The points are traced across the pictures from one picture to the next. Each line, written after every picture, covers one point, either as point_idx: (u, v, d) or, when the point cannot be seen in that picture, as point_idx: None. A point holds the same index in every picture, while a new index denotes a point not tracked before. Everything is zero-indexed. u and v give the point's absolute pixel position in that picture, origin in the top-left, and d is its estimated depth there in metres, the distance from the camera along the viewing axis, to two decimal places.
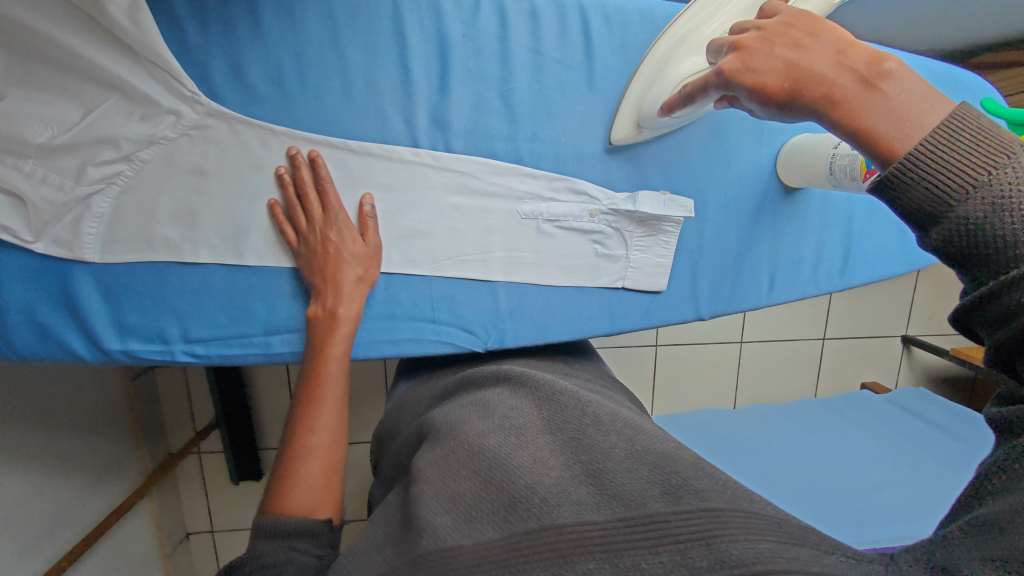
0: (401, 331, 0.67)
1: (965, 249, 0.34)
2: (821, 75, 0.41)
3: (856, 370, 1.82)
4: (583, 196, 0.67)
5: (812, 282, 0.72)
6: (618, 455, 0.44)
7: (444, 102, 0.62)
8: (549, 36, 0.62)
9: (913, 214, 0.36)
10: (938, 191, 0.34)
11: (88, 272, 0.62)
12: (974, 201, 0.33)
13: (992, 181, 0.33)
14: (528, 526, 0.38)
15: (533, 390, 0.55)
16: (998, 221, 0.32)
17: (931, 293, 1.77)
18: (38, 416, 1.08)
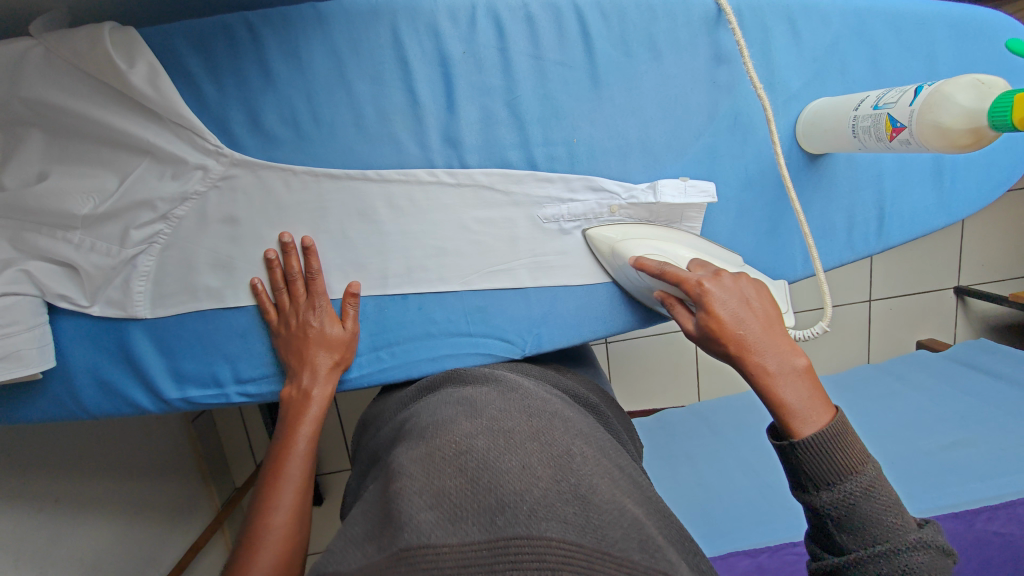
0: (440, 347, 0.70)
1: (826, 520, 0.46)
2: (761, 351, 0.49)
3: (908, 330, 1.75)
4: (600, 192, 0.66)
5: (848, 247, 0.70)
6: (606, 495, 0.47)
7: (453, 120, 0.63)
8: (548, 38, 0.62)
9: (796, 480, 0.47)
10: (816, 477, 0.45)
11: (142, 328, 0.65)
12: (845, 498, 0.44)
13: (848, 490, 0.44)
14: (511, 535, 0.42)
15: (517, 395, 0.58)
16: (854, 510, 0.44)
17: (980, 239, 1.69)
18: (106, 468, 1.14)
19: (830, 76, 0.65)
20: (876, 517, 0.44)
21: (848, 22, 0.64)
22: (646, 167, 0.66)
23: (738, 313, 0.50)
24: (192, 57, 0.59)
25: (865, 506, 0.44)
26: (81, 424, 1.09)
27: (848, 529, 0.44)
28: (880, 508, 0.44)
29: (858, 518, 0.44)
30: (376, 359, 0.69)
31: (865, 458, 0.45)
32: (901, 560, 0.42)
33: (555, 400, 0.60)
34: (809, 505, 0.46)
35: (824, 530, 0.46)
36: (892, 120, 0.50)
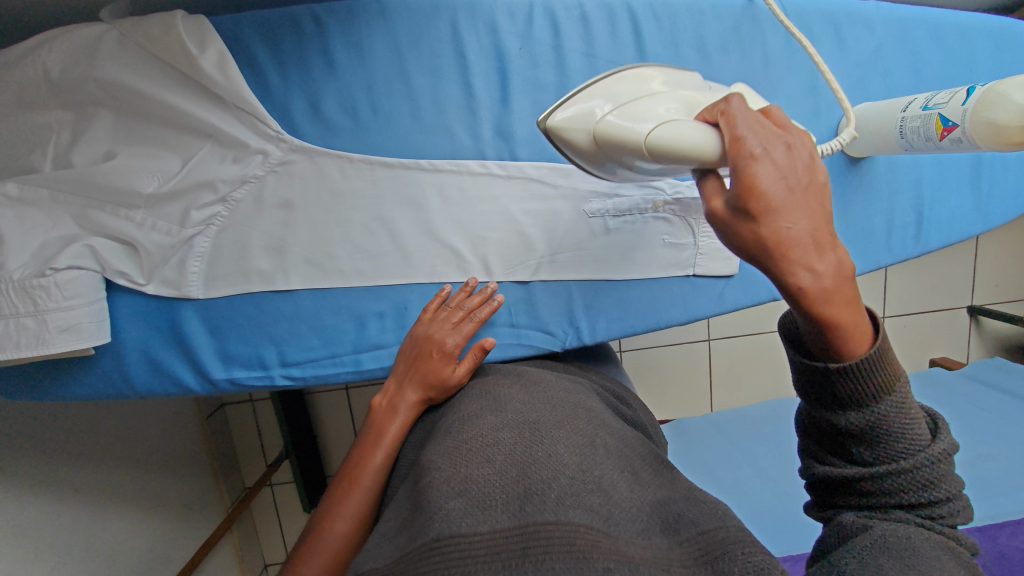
0: (481, 337, 0.70)
1: (849, 439, 0.41)
2: (810, 263, 0.37)
3: (922, 347, 1.75)
4: (645, 188, 0.68)
5: (886, 250, 0.71)
6: (625, 492, 0.47)
7: (507, 113, 0.65)
8: (601, 37, 0.64)
9: (825, 393, 0.41)
10: (850, 395, 0.39)
11: (193, 308, 0.66)
12: (882, 419, 0.39)
13: (882, 408, 0.39)
14: (538, 520, 0.41)
15: (539, 389, 0.59)
16: (886, 428, 0.39)
17: (994, 259, 1.70)
18: (127, 457, 1.14)
19: (872, 83, 0.66)
20: (902, 435, 0.39)
21: (890, 30, 0.66)
22: None
23: (783, 202, 0.37)
24: (259, 45, 0.61)
25: (894, 425, 0.39)
26: (103, 411, 1.10)
27: (871, 447, 0.40)
28: (905, 424, 0.40)
29: (884, 438, 0.40)
30: None
31: (894, 371, 0.40)
32: (922, 473, 0.39)
33: (577, 394, 0.61)
34: (832, 424, 0.41)
35: (838, 448, 0.42)
36: (944, 119, 0.52)
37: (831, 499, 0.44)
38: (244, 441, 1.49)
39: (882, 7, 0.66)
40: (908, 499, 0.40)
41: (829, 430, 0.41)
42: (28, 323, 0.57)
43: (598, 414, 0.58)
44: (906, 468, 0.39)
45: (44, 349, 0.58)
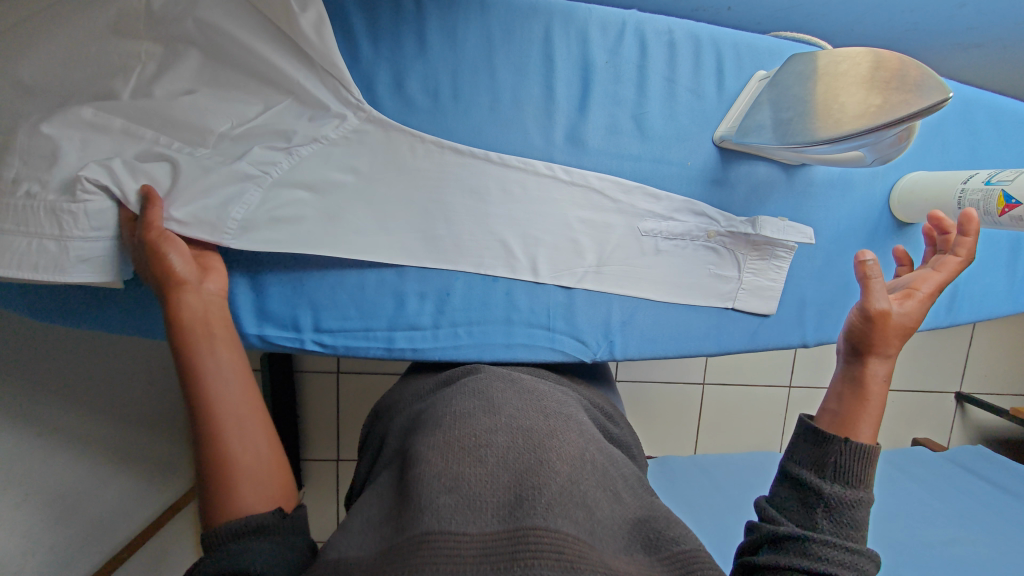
0: (516, 335, 0.70)
1: (816, 500, 0.48)
2: (880, 356, 0.55)
3: (907, 424, 1.79)
4: (700, 216, 0.70)
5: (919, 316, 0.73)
6: (607, 509, 0.48)
7: (582, 120, 0.66)
8: (685, 65, 0.66)
9: (813, 459, 0.51)
10: (829, 461, 0.50)
11: (239, 258, 0.66)
12: (849, 494, 0.48)
13: (847, 487, 0.48)
14: (525, 526, 0.41)
15: (533, 396, 0.59)
16: (846, 511, 0.47)
17: (987, 350, 1.75)
18: (125, 403, 1.10)
19: (930, 153, 0.69)
20: (851, 523, 0.47)
21: (957, 108, 0.69)
22: (748, 202, 0.70)
23: (906, 319, 0.55)
24: (357, 15, 0.62)
25: (846, 506, 0.47)
26: (116, 350, 1.07)
27: (823, 518, 0.47)
28: (856, 528, 0.47)
29: (837, 511, 0.47)
30: (453, 334, 0.70)
31: (870, 485, 0.49)
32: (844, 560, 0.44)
33: (567, 406, 0.61)
34: (811, 479, 0.49)
35: (800, 513, 0.48)
36: (1007, 196, 0.55)
37: (749, 562, 0.48)
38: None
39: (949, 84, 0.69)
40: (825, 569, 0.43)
41: (805, 484, 0.49)
42: (47, 246, 0.54)
43: (588, 427, 0.58)
44: (842, 555, 0.44)
45: (61, 276, 0.55)
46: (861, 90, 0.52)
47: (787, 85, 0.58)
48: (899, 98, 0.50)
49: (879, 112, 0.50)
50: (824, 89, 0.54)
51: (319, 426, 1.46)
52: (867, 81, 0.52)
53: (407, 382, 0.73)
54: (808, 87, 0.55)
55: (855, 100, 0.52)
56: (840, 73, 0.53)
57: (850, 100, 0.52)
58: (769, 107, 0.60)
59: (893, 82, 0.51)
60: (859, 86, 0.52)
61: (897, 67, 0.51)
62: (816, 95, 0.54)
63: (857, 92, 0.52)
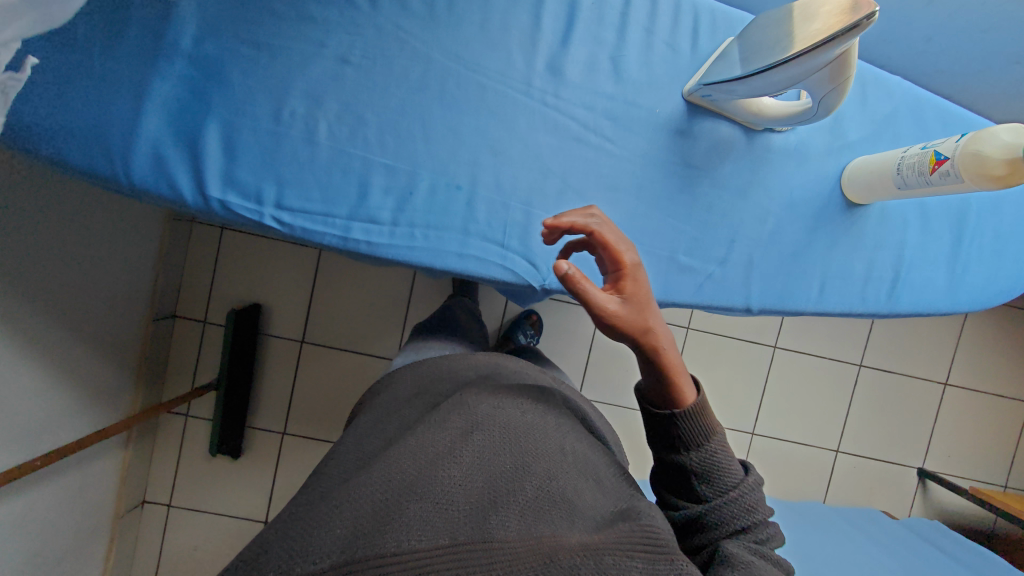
0: (470, 247, 0.72)
1: (687, 475, 0.52)
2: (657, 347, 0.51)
3: (866, 490, 1.75)
4: (661, 162, 0.73)
5: (860, 297, 0.76)
6: (590, 499, 0.51)
7: (563, 52, 0.71)
8: (664, 19, 0.71)
9: (664, 438, 0.53)
10: (681, 438, 0.52)
11: (219, 123, 0.68)
12: (706, 456, 0.51)
13: (701, 450, 0.51)
14: (488, 538, 0.43)
15: (509, 391, 0.62)
16: (710, 466, 0.51)
17: (948, 425, 1.76)
18: (90, 318, 1.05)
19: (880, 140, 0.74)
20: (718, 464, 0.52)
21: (908, 105, 0.75)
22: (708, 155, 0.73)
23: (643, 319, 0.50)
24: None
25: (708, 460, 0.51)
26: (102, 257, 1.05)
27: (697, 480, 0.52)
28: (725, 464, 0.52)
29: (702, 468, 0.51)
30: (410, 234, 0.72)
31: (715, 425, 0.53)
32: (733, 502, 0.51)
33: (547, 397, 0.64)
34: (679, 463, 0.52)
35: (682, 490, 0.53)
36: (938, 154, 0.59)
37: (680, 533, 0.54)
38: (178, 358, 1.37)
39: (904, 84, 0.75)
40: (728, 527, 0.50)
41: (674, 470, 0.53)
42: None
43: (565, 419, 0.62)
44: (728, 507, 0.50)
45: None
46: (805, 22, 0.57)
47: (750, 33, 0.64)
48: (834, 24, 0.54)
49: (814, 37, 0.55)
50: (777, 28, 0.60)
51: (270, 386, 1.40)
52: (813, 15, 0.57)
53: (400, 373, 0.77)
54: (767, 28, 0.61)
55: (797, 31, 0.57)
56: (792, 12, 0.59)
57: (793, 32, 0.57)
58: (735, 51, 0.65)
59: (833, 12, 0.55)
60: (804, 19, 0.57)
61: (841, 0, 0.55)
62: (770, 33, 0.60)
63: (801, 24, 0.57)
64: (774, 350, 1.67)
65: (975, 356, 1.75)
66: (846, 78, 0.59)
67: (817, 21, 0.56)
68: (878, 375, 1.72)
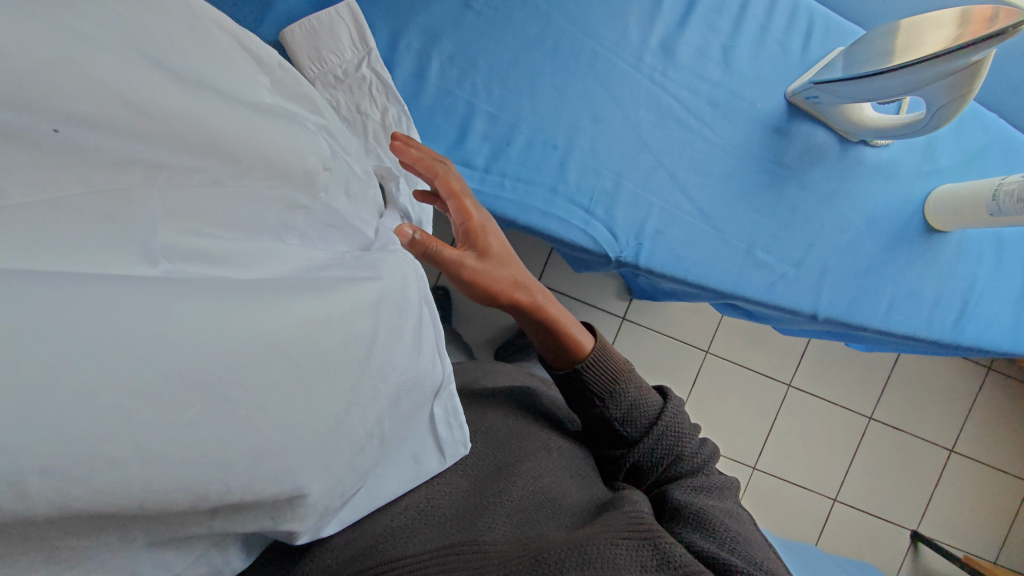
0: (555, 207, 0.72)
1: (617, 424, 0.55)
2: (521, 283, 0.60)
3: (859, 548, 1.69)
4: (754, 156, 0.74)
5: (927, 321, 0.76)
6: (572, 501, 0.50)
7: (678, 34, 0.72)
8: (779, 19, 0.73)
9: (581, 387, 0.56)
10: (595, 384, 0.55)
11: None
12: (626, 398, 0.55)
13: (617, 389, 0.55)
14: (476, 539, 0.41)
15: (495, 396, 0.60)
16: (635, 408, 0.55)
17: (948, 495, 1.74)
18: None
19: (968, 173, 0.76)
20: (640, 399, 0.55)
21: (998, 145, 0.76)
22: (801, 156, 0.74)
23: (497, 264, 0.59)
24: None
25: (633, 398, 0.55)
26: None
27: (627, 425, 0.55)
28: (644, 395, 0.56)
29: (629, 412, 0.54)
30: (499, 184, 0.71)
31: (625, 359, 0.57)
32: (669, 433, 0.55)
33: (531, 401, 0.62)
34: (602, 415, 0.56)
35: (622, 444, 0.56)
36: None
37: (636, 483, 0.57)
38: None
39: (996, 125, 0.77)
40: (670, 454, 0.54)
41: (609, 427, 0.55)
42: None
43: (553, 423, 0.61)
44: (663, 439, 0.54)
45: None
46: (938, 30, 0.59)
47: (863, 42, 0.66)
48: (976, 30, 0.56)
49: (955, 41, 0.57)
50: (902, 36, 0.61)
51: None
52: (945, 24, 0.59)
53: None
54: (888, 36, 0.63)
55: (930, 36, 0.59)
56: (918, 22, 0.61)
57: (925, 38, 0.59)
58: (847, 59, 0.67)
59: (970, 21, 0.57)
60: (937, 27, 0.59)
61: (975, 11, 0.57)
62: (893, 39, 0.62)
63: (933, 32, 0.59)
64: (787, 388, 1.62)
65: (985, 431, 1.74)
66: (968, 88, 0.61)
67: (952, 28, 0.58)
68: (887, 431, 1.69)
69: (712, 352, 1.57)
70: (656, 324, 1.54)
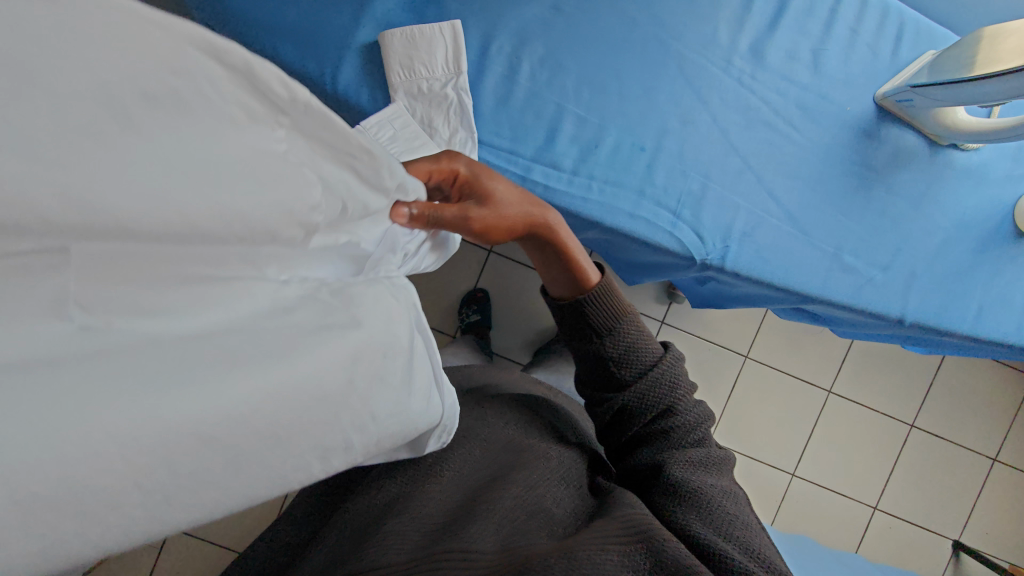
0: (642, 209, 0.72)
1: (614, 363, 0.55)
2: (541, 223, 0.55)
3: (900, 558, 1.64)
4: (841, 158, 0.74)
5: (1015, 326, 0.75)
6: (566, 508, 0.51)
7: (768, 37, 0.72)
8: (869, 23, 0.73)
9: (587, 323, 0.56)
10: (600, 325, 0.56)
11: None
12: (624, 339, 0.55)
13: (618, 331, 0.55)
14: (461, 545, 0.42)
15: (497, 408, 0.63)
16: (633, 354, 0.55)
17: (993, 506, 1.69)
18: None
19: None
20: (640, 345, 0.56)
21: None
22: (889, 160, 0.74)
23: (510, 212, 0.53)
24: None
25: (631, 343, 0.55)
26: None
27: (628, 370, 0.55)
28: (641, 341, 0.56)
29: (627, 359, 0.55)
30: (587, 186, 0.71)
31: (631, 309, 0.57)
32: (665, 382, 0.55)
33: (532, 412, 0.65)
34: (597, 350, 0.56)
35: (616, 388, 0.56)
36: None
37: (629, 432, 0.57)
38: None
39: None
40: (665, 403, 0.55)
41: (607, 367, 0.56)
42: None
43: (551, 429, 0.63)
44: (661, 394, 0.54)
45: None
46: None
47: (943, 55, 0.66)
48: None
49: None
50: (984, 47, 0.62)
51: None
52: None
53: None
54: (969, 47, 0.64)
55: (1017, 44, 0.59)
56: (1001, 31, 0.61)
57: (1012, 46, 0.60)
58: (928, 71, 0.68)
59: None
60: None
61: None
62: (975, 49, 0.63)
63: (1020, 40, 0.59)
64: (828, 395, 1.60)
65: None
66: None
67: None
68: (931, 439, 1.65)
69: (752, 357, 1.56)
70: (695, 328, 1.52)
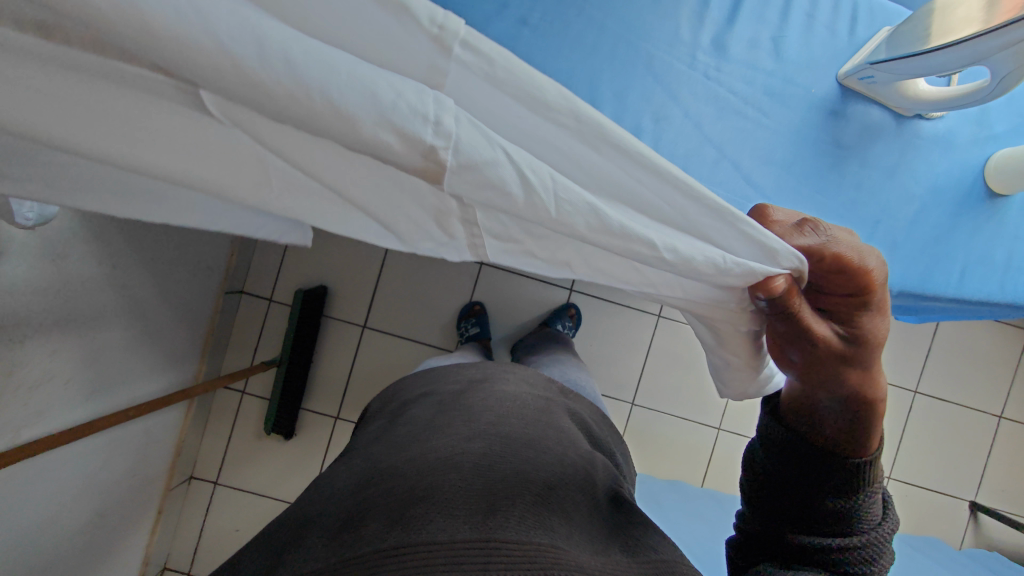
0: None
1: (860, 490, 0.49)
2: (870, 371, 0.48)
3: (918, 524, 1.65)
4: (813, 139, 0.76)
5: (998, 284, 0.77)
6: (584, 512, 0.52)
7: (730, 29, 0.74)
8: (825, 5, 0.76)
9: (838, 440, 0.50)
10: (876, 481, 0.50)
11: None
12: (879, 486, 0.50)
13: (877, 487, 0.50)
14: (490, 537, 0.44)
15: (514, 403, 0.64)
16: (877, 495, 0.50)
17: (1005, 461, 1.70)
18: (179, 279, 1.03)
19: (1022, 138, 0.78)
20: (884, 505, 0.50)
21: None
22: (859, 136, 0.76)
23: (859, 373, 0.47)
24: None
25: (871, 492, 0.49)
26: None
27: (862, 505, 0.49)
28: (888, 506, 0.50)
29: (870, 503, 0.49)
30: None
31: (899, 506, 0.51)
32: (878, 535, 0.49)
33: (545, 413, 0.66)
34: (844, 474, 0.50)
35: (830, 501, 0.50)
36: None
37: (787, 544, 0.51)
38: (242, 329, 1.32)
39: None
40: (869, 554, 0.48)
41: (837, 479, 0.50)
42: None
43: (567, 433, 0.64)
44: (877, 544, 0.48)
45: None
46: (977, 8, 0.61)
47: (904, 30, 0.68)
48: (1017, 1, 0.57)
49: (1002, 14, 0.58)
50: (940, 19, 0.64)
51: (329, 368, 1.34)
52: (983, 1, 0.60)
53: (409, 381, 0.78)
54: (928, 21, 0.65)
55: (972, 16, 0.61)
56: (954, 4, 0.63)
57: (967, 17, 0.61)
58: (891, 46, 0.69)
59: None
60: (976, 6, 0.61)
61: None
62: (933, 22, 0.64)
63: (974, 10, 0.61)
64: None
65: None
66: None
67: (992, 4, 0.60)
68: (935, 402, 1.66)
69: None
70: None
